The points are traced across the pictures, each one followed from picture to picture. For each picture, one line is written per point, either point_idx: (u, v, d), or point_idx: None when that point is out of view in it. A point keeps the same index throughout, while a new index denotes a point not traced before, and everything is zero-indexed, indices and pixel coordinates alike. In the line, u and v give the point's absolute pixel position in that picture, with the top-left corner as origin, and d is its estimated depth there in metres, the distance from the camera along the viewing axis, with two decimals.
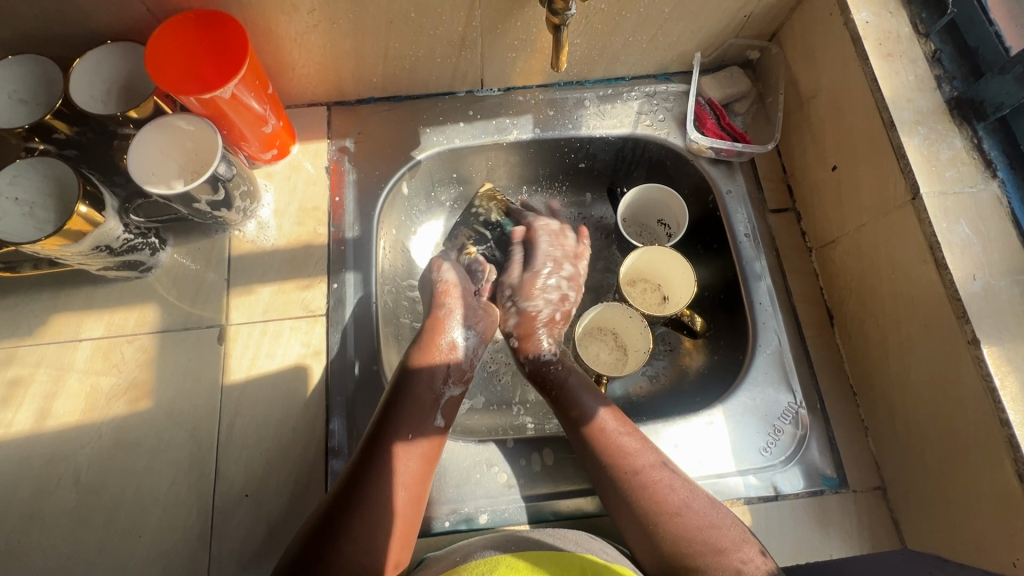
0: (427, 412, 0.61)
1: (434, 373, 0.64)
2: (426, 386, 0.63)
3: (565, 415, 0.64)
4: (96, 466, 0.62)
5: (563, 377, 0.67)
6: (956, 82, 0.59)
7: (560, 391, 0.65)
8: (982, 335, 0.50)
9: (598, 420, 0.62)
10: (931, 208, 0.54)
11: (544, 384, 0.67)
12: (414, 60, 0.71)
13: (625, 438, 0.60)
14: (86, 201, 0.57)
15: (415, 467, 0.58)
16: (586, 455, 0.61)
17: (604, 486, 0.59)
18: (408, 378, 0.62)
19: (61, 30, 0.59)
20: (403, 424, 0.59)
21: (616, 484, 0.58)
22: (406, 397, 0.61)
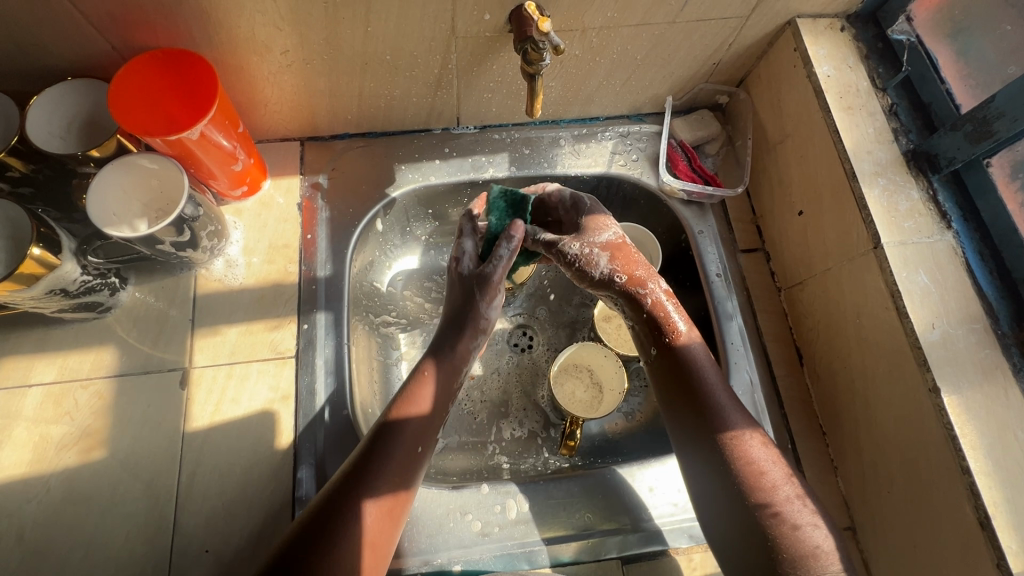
0: (411, 459, 0.57)
1: (425, 416, 0.60)
2: (413, 433, 0.58)
3: (708, 424, 0.58)
4: (42, 523, 0.58)
5: (710, 379, 0.60)
6: (911, 135, 0.62)
7: (709, 396, 0.59)
8: (942, 384, 0.52)
9: (753, 441, 0.57)
10: (891, 257, 0.56)
11: (681, 385, 0.60)
12: (389, 99, 0.71)
13: (773, 464, 0.56)
14: (39, 243, 0.55)
15: (379, 518, 0.54)
16: (716, 464, 0.57)
17: (726, 497, 0.55)
18: (389, 425, 0.58)
19: (18, 67, 0.57)
20: (379, 475, 0.55)
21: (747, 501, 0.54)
22: (386, 445, 0.56)
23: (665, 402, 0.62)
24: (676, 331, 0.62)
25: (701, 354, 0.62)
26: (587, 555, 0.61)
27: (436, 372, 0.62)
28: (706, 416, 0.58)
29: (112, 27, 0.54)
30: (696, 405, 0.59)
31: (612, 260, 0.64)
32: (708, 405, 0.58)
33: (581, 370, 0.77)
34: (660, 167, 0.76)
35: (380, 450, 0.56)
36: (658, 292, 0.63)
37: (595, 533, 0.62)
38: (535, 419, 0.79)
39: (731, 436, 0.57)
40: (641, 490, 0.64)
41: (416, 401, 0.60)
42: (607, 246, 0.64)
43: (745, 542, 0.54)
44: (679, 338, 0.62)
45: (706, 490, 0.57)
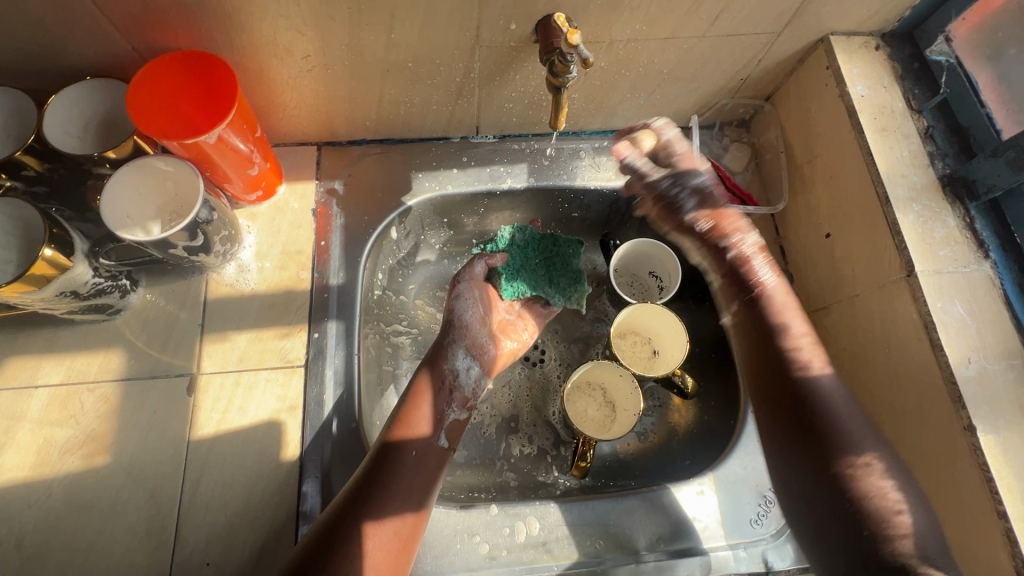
0: (419, 483, 0.57)
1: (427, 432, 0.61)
2: (417, 453, 0.58)
3: (813, 444, 0.55)
4: (42, 528, 0.57)
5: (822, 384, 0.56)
6: (948, 159, 0.60)
7: (817, 416, 0.55)
8: (978, 422, 0.49)
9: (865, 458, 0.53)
10: (925, 287, 0.54)
11: (793, 412, 0.56)
12: (409, 106, 0.70)
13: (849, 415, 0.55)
14: (51, 245, 0.54)
15: (394, 547, 0.53)
16: (829, 494, 0.53)
17: (833, 514, 0.53)
18: (390, 445, 0.58)
19: (37, 65, 0.56)
20: (389, 500, 0.54)
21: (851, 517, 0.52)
22: (387, 467, 0.56)
23: (768, 429, 0.59)
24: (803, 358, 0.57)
25: (836, 388, 0.56)
26: None
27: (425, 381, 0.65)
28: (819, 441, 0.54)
29: (133, 27, 0.53)
30: (808, 427, 0.55)
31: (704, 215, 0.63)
32: (839, 430, 0.54)
33: (594, 389, 0.76)
34: None
35: (383, 471, 0.56)
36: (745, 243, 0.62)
37: (604, 561, 0.60)
38: (545, 436, 0.77)
39: (848, 459, 0.53)
40: (654, 516, 0.62)
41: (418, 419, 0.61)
42: (703, 200, 0.63)
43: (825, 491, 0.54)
44: (802, 372, 0.57)
45: (813, 512, 0.55)
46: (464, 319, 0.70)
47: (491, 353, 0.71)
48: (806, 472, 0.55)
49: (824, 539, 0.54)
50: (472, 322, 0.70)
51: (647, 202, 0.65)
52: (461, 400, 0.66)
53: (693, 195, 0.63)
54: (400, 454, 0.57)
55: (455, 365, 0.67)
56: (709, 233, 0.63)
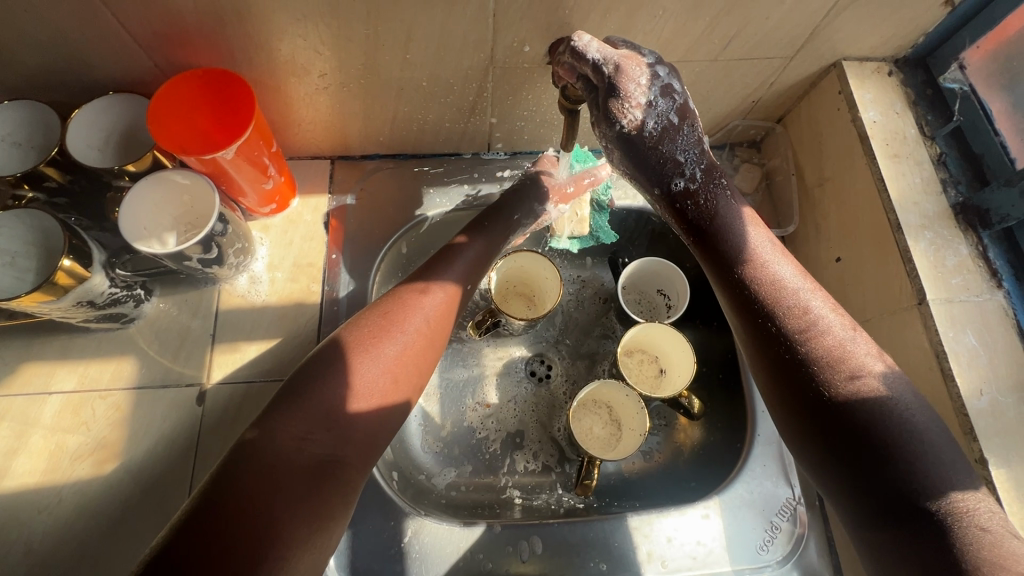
0: (391, 383, 0.51)
1: (410, 330, 0.54)
2: (393, 354, 0.52)
3: (881, 463, 0.41)
4: (51, 534, 0.58)
5: (851, 378, 0.44)
6: (961, 187, 0.60)
7: (891, 441, 0.41)
8: (990, 455, 0.49)
9: (969, 496, 0.40)
10: (936, 315, 0.54)
11: (824, 405, 0.44)
12: (422, 123, 0.71)
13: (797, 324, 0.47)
14: (70, 255, 0.55)
15: (360, 446, 0.48)
16: (896, 516, 0.40)
17: (870, 481, 0.42)
18: (361, 340, 0.52)
19: (63, 81, 0.58)
20: (354, 400, 0.49)
21: (940, 547, 0.38)
22: (353, 362, 0.50)
23: (789, 425, 0.47)
24: (815, 332, 0.46)
25: (897, 385, 0.43)
26: None
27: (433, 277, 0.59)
28: (858, 439, 0.42)
29: (156, 45, 0.55)
30: (844, 427, 0.43)
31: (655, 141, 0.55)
32: (895, 443, 0.41)
33: (600, 407, 0.76)
34: None
35: (349, 365, 0.50)
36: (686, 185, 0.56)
37: None
38: (550, 453, 0.76)
39: (936, 495, 0.40)
40: (658, 539, 0.61)
41: (409, 322, 0.54)
42: (633, 123, 0.53)
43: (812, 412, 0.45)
44: (846, 384, 0.44)
45: (814, 455, 0.45)
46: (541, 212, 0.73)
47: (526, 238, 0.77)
48: (866, 493, 0.42)
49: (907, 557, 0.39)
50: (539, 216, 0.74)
51: (607, 148, 0.56)
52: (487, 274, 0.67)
53: (663, 102, 0.54)
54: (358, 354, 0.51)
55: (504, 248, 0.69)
56: (609, 125, 0.53)
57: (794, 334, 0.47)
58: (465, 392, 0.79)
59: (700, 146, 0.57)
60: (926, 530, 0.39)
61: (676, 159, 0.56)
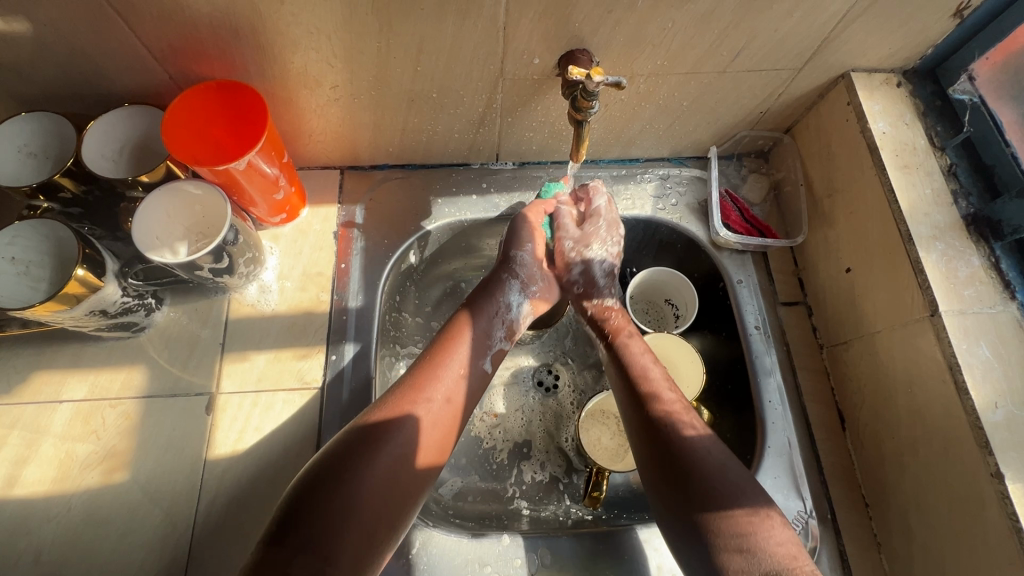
0: (404, 481, 0.50)
1: (425, 426, 0.54)
2: (406, 452, 0.51)
3: (685, 492, 0.51)
4: (59, 543, 0.58)
5: (691, 444, 0.54)
6: (972, 198, 0.59)
7: (693, 473, 0.51)
8: (1005, 469, 0.48)
9: (754, 513, 0.49)
10: (950, 327, 0.53)
11: (661, 458, 0.54)
12: (432, 134, 0.71)
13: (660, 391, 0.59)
14: (84, 264, 0.55)
15: (370, 545, 0.47)
16: (695, 534, 0.50)
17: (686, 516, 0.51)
18: (377, 437, 0.51)
19: (79, 92, 0.59)
20: (364, 502, 0.47)
21: (709, 549, 0.48)
22: (368, 462, 0.49)
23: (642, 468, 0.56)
24: (670, 409, 0.57)
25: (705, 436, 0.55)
26: None
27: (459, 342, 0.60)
28: (678, 480, 0.52)
29: (171, 57, 0.56)
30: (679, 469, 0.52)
31: (581, 269, 0.71)
32: (710, 482, 0.51)
33: (608, 417, 0.75)
34: (714, 219, 0.74)
35: (362, 466, 0.48)
36: (609, 301, 0.71)
37: None
38: (557, 463, 0.76)
39: (725, 510, 0.49)
40: (667, 552, 0.61)
41: (422, 420, 0.54)
42: (585, 261, 0.71)
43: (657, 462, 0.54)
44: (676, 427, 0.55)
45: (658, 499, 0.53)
46: (521, 257, 0.68)
47: (539, 289, 0.69)
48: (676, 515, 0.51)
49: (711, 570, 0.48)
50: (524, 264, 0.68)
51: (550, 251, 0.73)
52: (507, 333, 0.65)
53: (610, 238, 0.70)
54: (393, 427, 0.52)
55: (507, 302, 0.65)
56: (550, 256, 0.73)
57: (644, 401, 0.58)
58: None
59: (611, 262, 0.72)
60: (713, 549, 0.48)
61: (591, 279, 0.71)
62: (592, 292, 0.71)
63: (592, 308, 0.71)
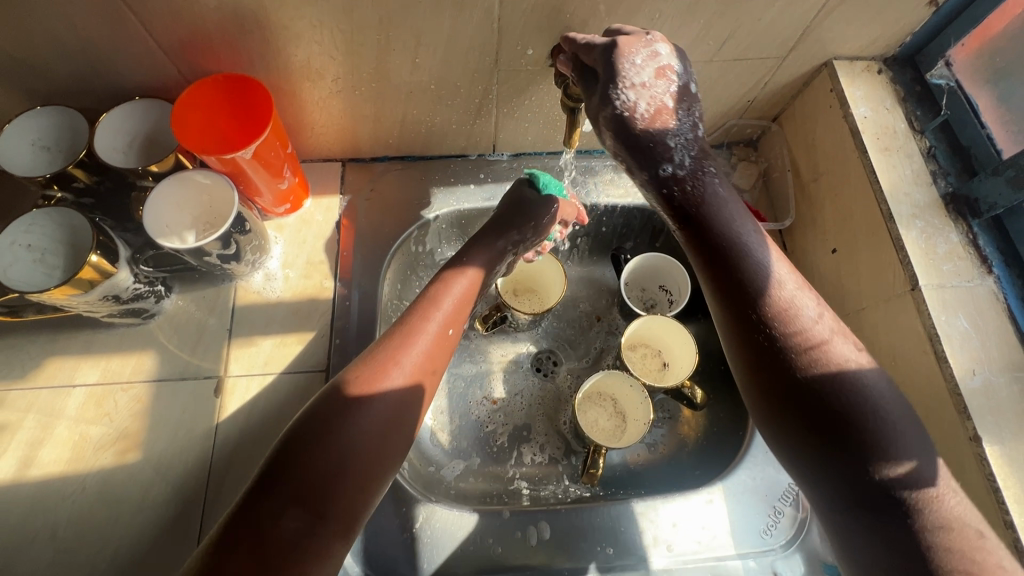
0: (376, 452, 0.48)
1: (390, 395, 0.51)
2: (375, 423, 0.49)
3: (849, 458, 0.42)
4: (75, 520, 0.60)
5: (837, 372, 0.44)
6: (950, 178, 0.62)
7: (864, 429, 0.42)
8: (982, 432, 0.50)
9: (942, 489, 0.40)
10: (929, 300, 0.56)
11: (805, 415, 0.44)
12: (430, 125, 0.73)
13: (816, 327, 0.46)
14: (97, 251, 0.57)
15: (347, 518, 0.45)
16: (876, 516, 0.40)
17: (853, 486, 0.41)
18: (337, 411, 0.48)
19: (91, 86, 0.61)
20: (360, 453, 0.47)
21: (892, 530, 0.40)
22: (331, 438, 0.46)
23: (762, 410, 0.47)
24: (822, 354, 0.44)
25: (868, 375, 0.44)
26: None
27: (450, 295, 0.60)
28: (830, 420, 0.43)
29: (181, 53, 0.58)
30: (831, 424, 0.42)
31: (655, 126, 0.52)
32: (876, 442, 0.41)
33: (604, 399, 0.77)
34: None
35: (352, 417, 0.48)
36: (710, 188, 0.52)
37: (618, 566, 0.61)
38: (556, 445, 0.78)
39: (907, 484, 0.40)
40: (663, 524, 0.63)
41: (379, 387, 0.50)
42: (653, 108, 0.51)
43: (797, 412, 0.44)
44: (813, 366, 0.44)
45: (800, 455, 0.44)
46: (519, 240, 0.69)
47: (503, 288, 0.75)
48: (835, 480, 0.42)
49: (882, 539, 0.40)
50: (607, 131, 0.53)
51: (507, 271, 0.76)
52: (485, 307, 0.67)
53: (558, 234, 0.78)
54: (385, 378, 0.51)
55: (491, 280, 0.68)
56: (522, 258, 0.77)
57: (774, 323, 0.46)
58: (474, 386, 0.81)
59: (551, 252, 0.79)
60: (882, 516, 0.40)
61: (689, 150, 0.52)
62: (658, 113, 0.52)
63: (680, 190, 0.52)
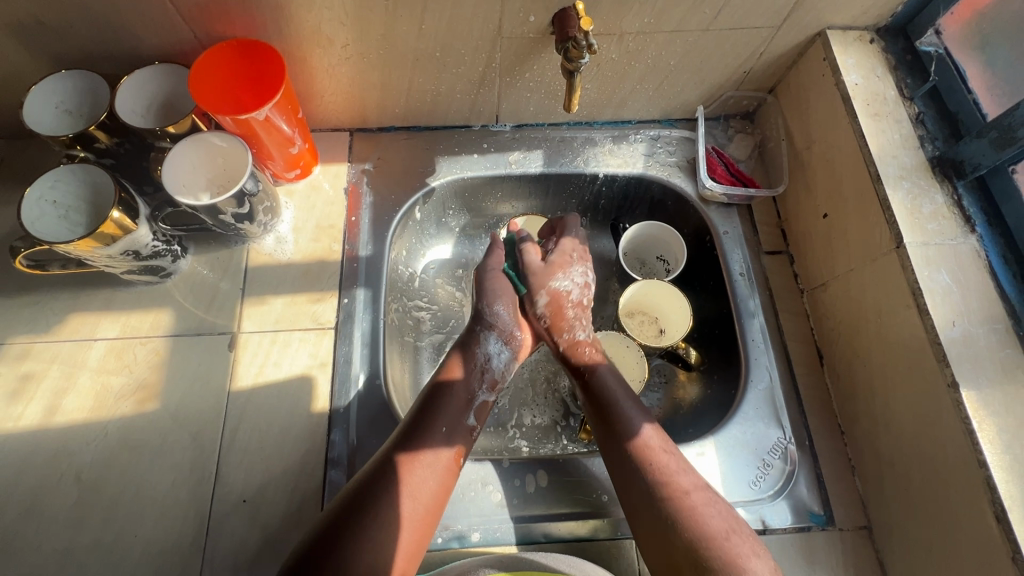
0: (427, 505, 0.55)
1: (440, 447, 0.58)
2: (429, 476, 0.56)
3: (653, 489, 0.55)
4: (98, 464, 0.63)
5: (628, 411, 0.61)
6: (937, 142, 0.64)
7: (663, 481, 0.56)
8: (961, 379, 0.53)
9: (730, 529, 0.53)
10: (913, 256, 0.58)
11: (626, 477, 0.57)
12: (435, 94, 0.76)
13: (642, 425, 0.60)
14: (119, 207, 0.60)
15: (397, 566, 0.51)
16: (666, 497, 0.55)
17: (652, 516, 0.54)
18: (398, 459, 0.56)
19: (112, 50, 0.64)
20: (433, 472, 0.56)
21: (679, 528, 0.53)
22: (395, 475, 0.55)
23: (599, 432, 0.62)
24: (635, 434, 0.59)
25: (665, 443, 0.59)
26: (604, 533, 0.63)
27: (468, 352, 0.67)
28: (609, 424, 0.61)
29: (197, 17, 0.61)
30: (640, 479, 0.56)
31: (548, 301, 0.71)
32: (676, 501, 0.54)
33: None
34: (700, 173, 0.79)
35: (426, 433, 0.58)
36: (579, 335, 0.70)
37: (612, 512, 0.64)
38: (555, 408, 0.81)
39: (695, 523, 0.53)
40: None
41: (437, 420, 0.59)
42: (553, 292, 0.71)
43: (621, 464, 0.58)
44: (628, 432, 0.60)
45: (623, 480, 0.57)
46: (492, 310, 0.69)
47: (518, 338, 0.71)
48: (636, 469, 0.57)
49: (674, 505, 0.54)
50: (528, 255, 0.73)
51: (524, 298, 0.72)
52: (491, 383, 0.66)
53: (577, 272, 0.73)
54: (448, 394, 0.62)
55: (490, 352, 0.68)
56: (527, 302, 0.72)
57: (592, 384, 0.65)
58: None
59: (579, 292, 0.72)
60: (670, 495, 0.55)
61: (557, 313, 0.71)
62: (545, 270, 0.72)
63: (564, 342, 0.70)
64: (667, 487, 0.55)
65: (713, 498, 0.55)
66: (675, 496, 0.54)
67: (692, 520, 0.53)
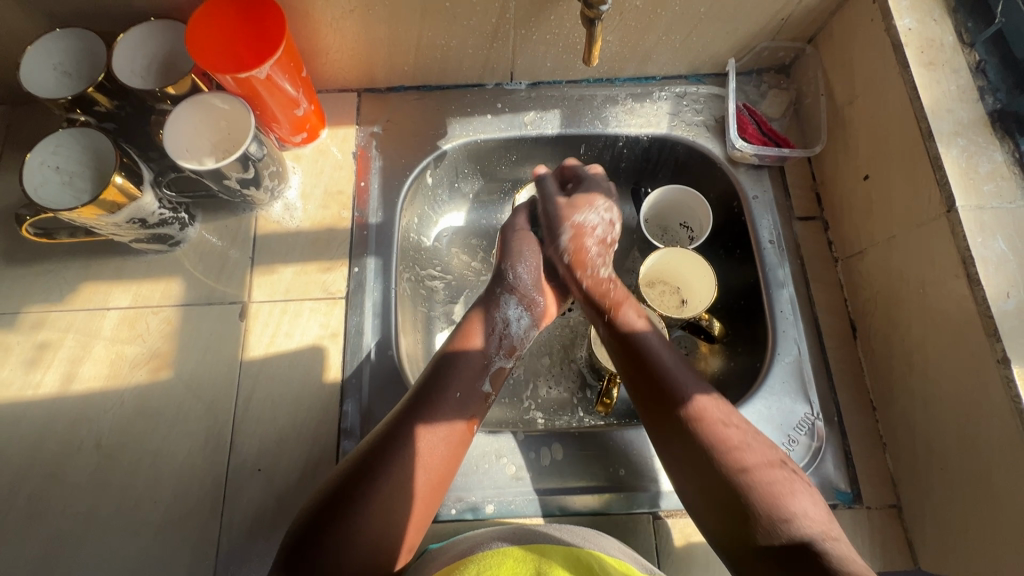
0: (439, 475, 0.54)
1: (454, 414, 0.56)
2: (439, 446, 0.54)
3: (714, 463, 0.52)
4: (116, 431, 0.63)
5: (670, 376, 0.57)
6: (1000, 94, 0.57)
7: (723, 454, 0.52)
8: (1013, 354, 0.49)
9: (810, 511, 0.49)
10: (966, 221, 0.53)
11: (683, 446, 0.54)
12: (446, 50, 0.71)
13: (699, 393, 0.56)
14: (122, 173, 0.59)
15: (406, 539, 0.51)
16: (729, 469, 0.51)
17: (720, 492, 0.51)
18: (414, 424, 0.54)
19: (108, 7, 0.61)
20: (445, 443, 0.55)
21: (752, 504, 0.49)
22: (406, 445, 0.53)
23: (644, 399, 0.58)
24: (691, 404, 0.55)
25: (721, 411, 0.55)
26: (621, 506, 0.62)
27: (483, 320, 0.64)
28: (652, 390, 0.57)
29: None
30: (697, 449, 0.53)
31: (570, 238, 0.70)
32: (743, 479, 0.51)
33: None
34: (730, 132, 0.73)
35: (437, 401, 0.56)
36: (603, 273, 0.68)
37: (631, 485, 0.62)
38: (571, 379, 0.79)
39: (770, 501, 0.49)
40: None
41: (445, 393, 0.57)
42: (576, 228, 0.70)
43: (677, 433, 0.54)
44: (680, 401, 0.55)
45: (680, 452, 0.54)
46: (515, 274, 0.68)
47: (541, 304, 0.69)
48: (691, 438, 0.53)
49: (740, 482, 0.50)
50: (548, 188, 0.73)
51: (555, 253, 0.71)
52: (508, 348, 0.64)
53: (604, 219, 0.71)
54: (461, 364, 0.60)
55: (507, 315, 0.66)
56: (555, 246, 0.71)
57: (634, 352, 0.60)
58: None
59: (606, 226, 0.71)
60: (734, 468, 0.51)
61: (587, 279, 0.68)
62: (562, 208, 0.71)
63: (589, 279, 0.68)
64: (734, 461, 0.51)
65: (780, 468, 0.52)
66: (741, 469, 0.51)
67: (767, 496, 0.49)
